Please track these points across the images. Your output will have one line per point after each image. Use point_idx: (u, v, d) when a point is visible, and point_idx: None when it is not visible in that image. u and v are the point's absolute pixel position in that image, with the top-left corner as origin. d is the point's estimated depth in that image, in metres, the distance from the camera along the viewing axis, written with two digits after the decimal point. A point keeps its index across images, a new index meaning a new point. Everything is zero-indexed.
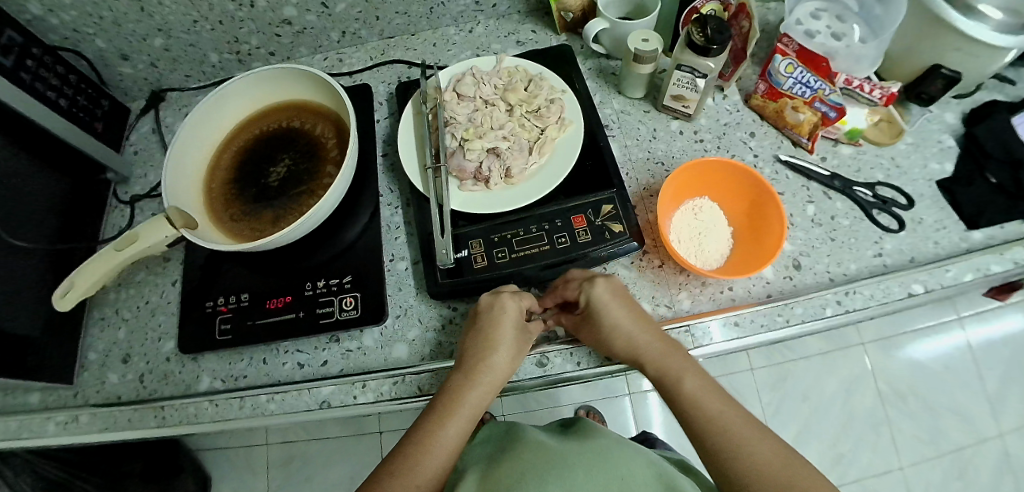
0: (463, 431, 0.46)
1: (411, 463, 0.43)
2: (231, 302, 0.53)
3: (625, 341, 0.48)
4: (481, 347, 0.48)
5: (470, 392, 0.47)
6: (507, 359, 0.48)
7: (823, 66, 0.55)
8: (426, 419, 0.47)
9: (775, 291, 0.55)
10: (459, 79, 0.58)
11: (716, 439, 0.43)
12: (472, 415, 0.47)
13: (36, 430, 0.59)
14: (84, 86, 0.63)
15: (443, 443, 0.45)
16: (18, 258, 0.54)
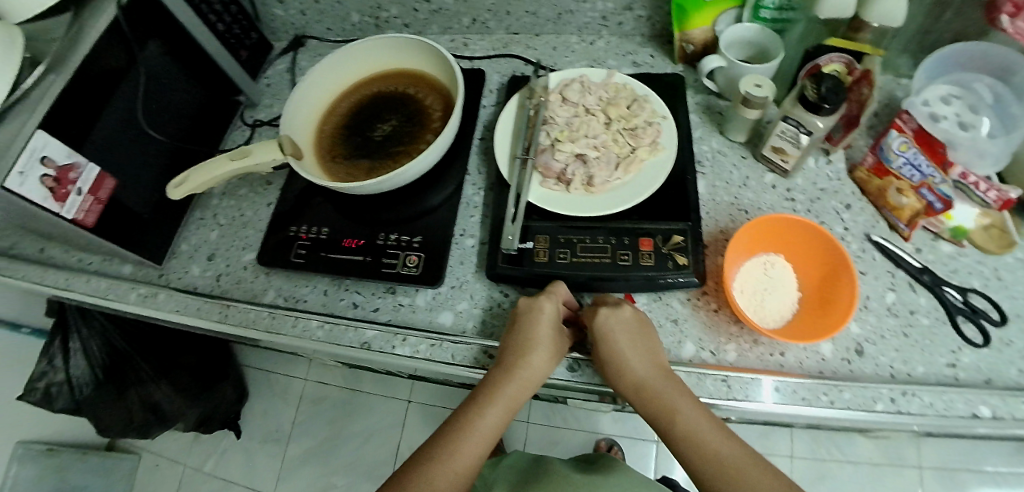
0: (500, 422, 0.48)
1: (451, 448, 0.46)
2: (312, 233, 0.59)
3: (622, 372, 0.48)
4: (520, 343, 0.49)
5: (510, 384, 0.48)
6: (545, 358, 0.49)
7: (939, 153, 0.51)
8: (467, 408, 0.49)
9: (829, 369, 0.53)
10: (567, 84, 0.60)
11: (717, 481, 0.43)
12: (510, 406, 0.49)
13: (120, 295, 0.67)
14: (240, 17, 0.71)
15: (482, 432, 0.47)
16: (149, 146, 0.64)
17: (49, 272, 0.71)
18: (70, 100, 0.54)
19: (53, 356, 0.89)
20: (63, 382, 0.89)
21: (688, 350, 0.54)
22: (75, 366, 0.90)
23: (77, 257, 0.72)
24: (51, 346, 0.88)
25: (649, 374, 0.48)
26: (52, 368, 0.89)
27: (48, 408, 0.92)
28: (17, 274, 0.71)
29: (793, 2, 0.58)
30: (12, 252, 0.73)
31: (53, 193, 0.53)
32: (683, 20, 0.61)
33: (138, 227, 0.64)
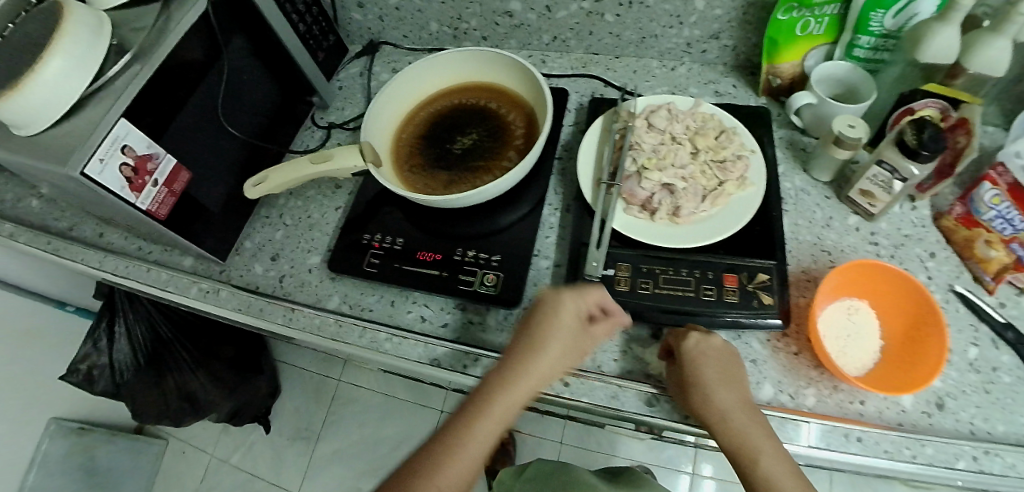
0: (489, 438, 0.43)
1: (432, 464, 0.42)
2: (385, 242, 0.58)
3: (708, 404, 0.46)
4: (548, 341, 0.46)
5: (501, 393, 0.44)
6: (558, 353, 0.45)
7: None
8: (454, 421, 0.44)
9: (909, 421, 0.51)
10: (653, 110, 0.59)
11: None
12: (500, 419, 0.44)
13: (179, 288, 0.66)
14: (321, 19, 0.71)
15: (469, 448, 0.42)
16: (225, 142, 0.63)
17: (107, 258, 0.70)
18: (157, 90, 0.54)
19: (97, 338, 0.92)
20: (106, 364, 0.92)
21: (768, 392, 0.52)
22: (119, 349, 0.93)
23: (137, 245, 0.72)
24: (94, 328, 0.91)
25: (727, 399, 0.46)
26: (97, 350, 0.92)
27: (90, 390, 0.94)
28: (77, 257, 0.71)
29: (890, 43, 0.57)
30: (73, 234, 0.74)
31: (128, 181, 0.54)
32: (774, 53, 0.60)
33: (207, 221, 0.63)
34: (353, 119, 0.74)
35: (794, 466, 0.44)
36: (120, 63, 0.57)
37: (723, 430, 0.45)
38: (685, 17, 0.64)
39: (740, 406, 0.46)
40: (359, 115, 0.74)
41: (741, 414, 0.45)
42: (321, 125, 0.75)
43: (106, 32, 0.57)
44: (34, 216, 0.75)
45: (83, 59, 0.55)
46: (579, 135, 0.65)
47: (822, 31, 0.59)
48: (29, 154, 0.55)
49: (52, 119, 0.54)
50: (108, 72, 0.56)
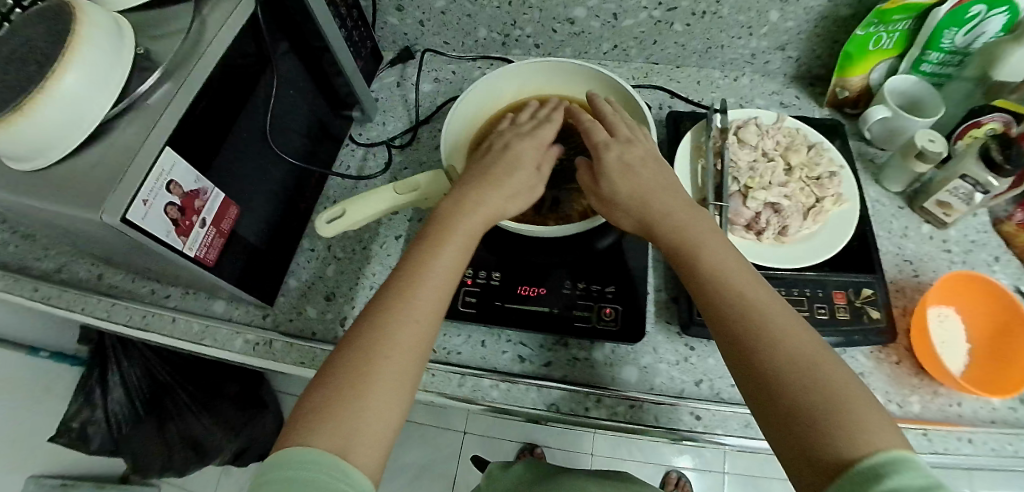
0: (454, 266, 0.43)
1: (408, 292, 0.41)
2: (480, 278, 0.53)
3: (682, 234, 0.45)
4: (512, 186, 0.49)
5: (458, 220, 0.45)
6: (501, 201, 0.48)
7: None
8: (415, 250, 0.44)
9: (1000, 418, 0.53)
10: (741, 125, 0.58)
11: (780, 364, 0.36)
12: (460, 246, 0.44)
13: (219, 340, 0.59)
14: (359, 23, 0.65)
15: (433, 273, 0.42)
16: (274, 170, 0.56)
17: (115, 305, 0.62)
18: (204, 108, 0.46)
19: (90, 390, 0.92)
20: (102, 418, 0.91)
21: None
22: (112, 397, 0.92)
23: (150, 289, 0.63)
24: (87, 380, 0.92)
25: (745, 278, 0.41)
26: (88, 405, 0.92)
27: (85, 451, 0.92)
28: (77, 306, 0.63)
29: (956, 59, 0.58)
30: (77, 278, 0.65)
31: (175, 224, 0.45)
32: (846, 67, 0.61)
33: (256, 262, 0.55)
34: (399, 135, 0.68)
35: (786, 306, 0.40)
36: (149, 81, 0.46)
37: (755, 316, 0.39)
38: (756, 28, 0.63)
39: (719, 266, 0.42)
40: (406, 130, 0.68)
41: (748, 285, 0.41)
42: (361, 143, 0.69)
43: (130, 43, 0.47)
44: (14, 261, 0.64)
45: (104, 77, 0.44)
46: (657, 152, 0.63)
47: (891, 45, 0.60)
48: (34, 195, 0.43)
49: (60, 151, 0.43)
50: (137, 89, 0.46)
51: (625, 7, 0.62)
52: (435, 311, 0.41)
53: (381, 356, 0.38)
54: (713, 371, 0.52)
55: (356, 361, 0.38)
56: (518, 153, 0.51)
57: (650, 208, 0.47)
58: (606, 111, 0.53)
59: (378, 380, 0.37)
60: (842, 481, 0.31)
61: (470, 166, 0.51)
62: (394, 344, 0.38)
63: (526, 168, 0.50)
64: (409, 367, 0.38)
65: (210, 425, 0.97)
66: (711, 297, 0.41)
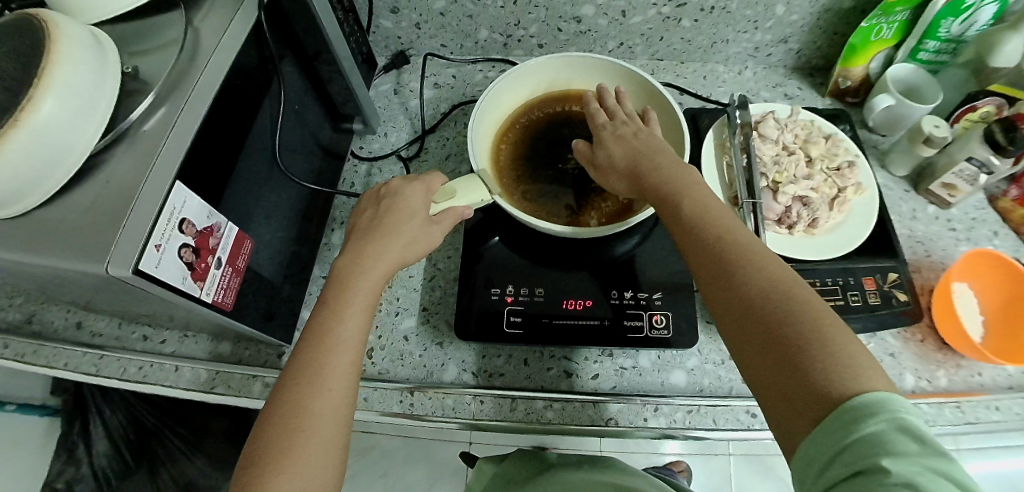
0: (361, 328, 0.41)
1: (312, 362, 0.38)
2: (522, 295, 0.52)
3: (696, 198, 0.41)
4: (402, 232, 0.45)
5: (362, 274, 0.43)
6: (402, 244, 0.45)
7: None
8: (319, 314, 0.41)
9: (1019, 383, 0.55)
10: (760, 120, 0.59)
11: (794, 323, 0.33)
12: (368, 301, 0.42)
13: (234, 386, 0.54)
14: (355, 29, 0.61)
15: (342, 338, 0.40)
16: (284, 196, 0.53)
17: (104, 357, 0.56)
18: (213, 130, 0.42)
19: (73, 446, 0.89)
20: (87, 474, 0.88)
21: (910, 381, 0.55)
22: (96, 450, 0.89)
23: (142, 335, 0.57)
24: (68, 435, 0.90)
25: (733, 224, 0.40)
26: (72, 462, 0.89)
27: None
28: (58, 362, 0.56)
29: (950, 47, 0.61)
30: (58, 331, 0.58)
31: (190, 268, 0.40)
32: (849, 59, 0.63)
33: (271, 299, 0.51)
34: (404, 145, 0.64)
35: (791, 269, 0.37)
36: (141, 106, 0.39)
37: (749, 255, 0.37)
38: (761, 21, 0.63)
39: (702, 211, 0.40)
40: (413, 140, 0.65)
41: (736, 232, 0.39)
42: (365, 157, 0.65)
43: (114, 62, 0.39)
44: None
45: (90, 105, 0.37)
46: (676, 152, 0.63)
47: (891, 35, 0.61)
48: None
49: (43, 195, 0.35)
50: (126, 117, 0.38)
51: (634, 3, 0.61)
52: (359, 345, 0.41)
53: (317, 391, 0.38)
54: None
55: (291, 399, 0.37)
56: (406, 201, 0.47)
57: (641, 164, 0.46)
58: (610, 103, 0.53)
59: (317, 415, 0.37)
60: (828, 421, 0.30)
61: (362, 218, 0.48)
62: (327, 381, 0.38)
63: (418, 215, 0.46)
64: (344, 398, 0.38)
65: (205, 466, 0.90)
66: (694, 240, 0.40)
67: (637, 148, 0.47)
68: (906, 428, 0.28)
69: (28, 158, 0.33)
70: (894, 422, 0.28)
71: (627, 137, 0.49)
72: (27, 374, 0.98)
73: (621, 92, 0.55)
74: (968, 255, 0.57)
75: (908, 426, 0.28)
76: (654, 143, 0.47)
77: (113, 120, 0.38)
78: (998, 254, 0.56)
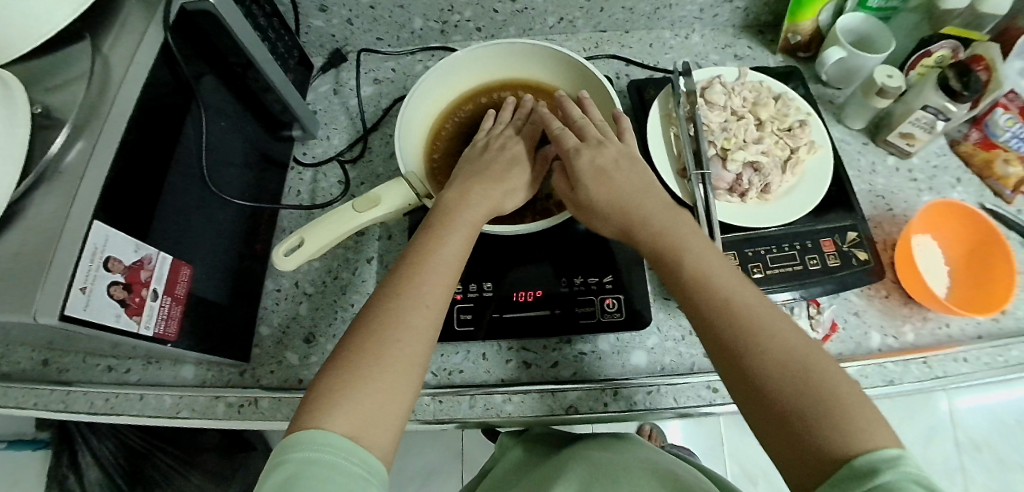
0: (430, 315, 0.40)
1: (382, 333, 0.38)
2: (470, 291, 0.51)
3: (695, 254, 0.41)
4: (511, 184, 0.48)
5: (438, 253, 0.42)
6: (465, 241, 0.44)
7: None
8: (390, 287, 0.41)
9: (984, 332, 0.55)
10: (707, 86, 0.57)
11: (805, 388, 0.33)
12: (439, 288, 0.41)
13: (197, 410, 0.52)
14: (282, 33, 0.59)
15: (412, 317, 0.39)
16: (220, 213, 0.51)
17: (71, 393, 0.54)
18: (133, 155, 0.41)
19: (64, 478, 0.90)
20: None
21: (876, 339, 0.54)
22: (88, 479, 0.89)
23: (107, 366, 0.55)
24: (58, 469, 0.90)
25: (731, 277, 0.39)
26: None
27: None
28: (15, 402, 0.54)
29: None
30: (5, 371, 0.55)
31: (125, 305, 0.39)
32: (796, 13, 0.60)
33: (221, 320, 0.51)
34: (348, 148, 0.63)
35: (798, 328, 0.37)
36: (58, 140, 0.37)
37: (752, 315, 0.37)
38: None
39: (705, 272, 0.40)
40: (356, 141, 0.63)
41: (734, 287, 0.39)
42: (309, 163, 0.63)
43: (21, 95, 0.37)
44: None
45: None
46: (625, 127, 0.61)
47: None
48: None
49: None
50: (43, 154, 0.36)
51: None
52: (429, 331, 0.39)
53: (386, 346, 0.37)
54: None
55: (361, 351, 0.37)
56: (514, 152, 0.50)
57: (631, 219, 0.44)
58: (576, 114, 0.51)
59: (382, 372, 0.37)
60: (839, 475, 0.30)
61: (463, 165, 0.50)
62: (400, 336, 0.38)
63: (524, 165, 0.50)
64: (416, 358, 0.38)
65: (201, 482, 0.91)
66: (694, 305, 0.39)
67: (620, 186, 0.45)
68: (916, 479, 0.29)
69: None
70: (907, 474, 0.29)
71: (606, 183, 0.45)
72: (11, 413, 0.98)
73: (583, 96, 0.53)
74: (925, 208, 0.56)
75: (918, 479, 0.29)
76: (646, 186, 0.46)
77: (29, 159, 0.36)
78: (955, 202, 0.55)
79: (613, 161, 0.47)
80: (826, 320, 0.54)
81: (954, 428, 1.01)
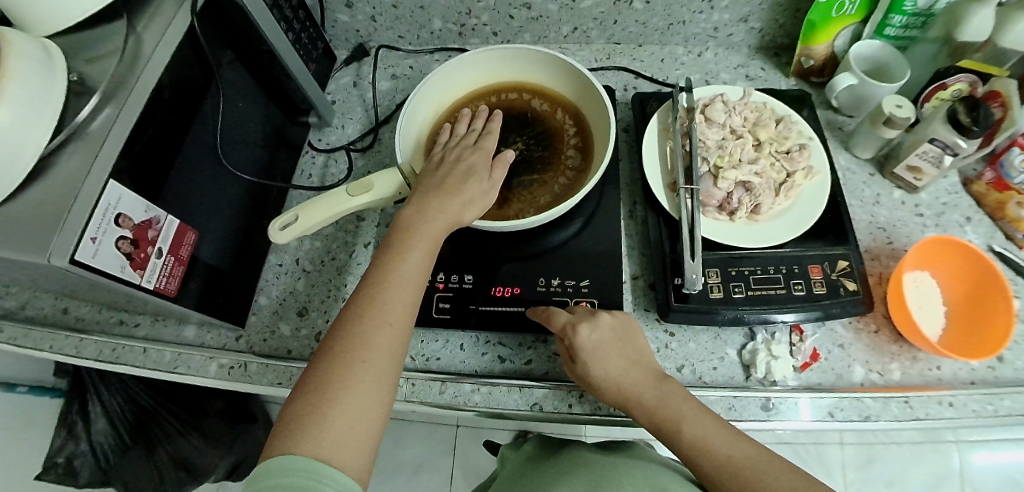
0: (386, 339, 0.41)
1: (341, 359, 0.40)
2: (451, 282, 0.53)
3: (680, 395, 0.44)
4: (468, 195, 0.49)
5: (392, 276, 0.44)
6: (423, 260, 0.45)
7: None
8: (347, 316, 0.42)
9: (979, 378, 0.53)
10: (707, 103, 0.57)
11: None
12: (393, 311, 0.42)
13: (192, 367, 0.56)
14: (308, 25, 0.63)
15: (370, 343, 0.41)
16: (228, 186, 0.55)
17: (83, 340, 0.58)
18: (151, 127, 0.45)
19: (72, 423, 0.96)
20: (87, 451, 0.94)
21: (858, 373, 0.53)
22: (96, 427, 0.95)
23: (119, 319, 0.59)
24: (68, 415, 0.96)
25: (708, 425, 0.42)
26: (71, 440, 0.95)
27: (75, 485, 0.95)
28: (28, 342, 0.58)
29: (919, 21, 0.59)
30: (27, 312, 0.60)
31: (130, 259, 0.43)
32: (810, 36, 0.61)
33: (220, 287, 0.55)
34: (359, 138, 0.66)
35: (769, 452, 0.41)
36: (87, 107, 0.41)
37: (732, 455, 0.41)
38: (717, 1, 0.62)
39: (702, 438, 0.42)
40: (367, 132, 0.67)
41: (716, 435, 0.42)
42: (321, 149, 0.67)
43: (62, 61, 0.41)
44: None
45: (38, 109, 0.39)
46: (625, 137, 0.63)
47: (853, 10, 0.60)
48: None
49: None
50: (74, 118, 0.40)
51: None
52: (389, 353, 0.41)
53: (350, 371, 0.39)
54: (694, 356, 0.53)
55: (327, 382, 0.39)
56: (469, 164, 0.51)
57: (630, 402, 0.44)
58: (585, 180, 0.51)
59: (351, 395, 0.39)
60: None
61: (424, 177, 0.51)
62: (365, 359, 0.40)
63: (479, 176, 0.50)
64: (382, 378, 0.40)
65: (200, 444, 0.96)
66: (689, 456, 0.42)
67: (619, 393, 0.45)
68: None
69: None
70: None
71: (601, 377, 0.45)
72: (40, 359, 1.06)
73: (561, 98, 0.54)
74: (915, 245, 0.55)
75: None
76: (632, 350, 0.46)
77: (63, 121, 0.40)
78: (948, 239, 0.54)
79: (596, 332, 0.46)
80: (806, 348, 0.52)
81: (963, 482, 0.96)
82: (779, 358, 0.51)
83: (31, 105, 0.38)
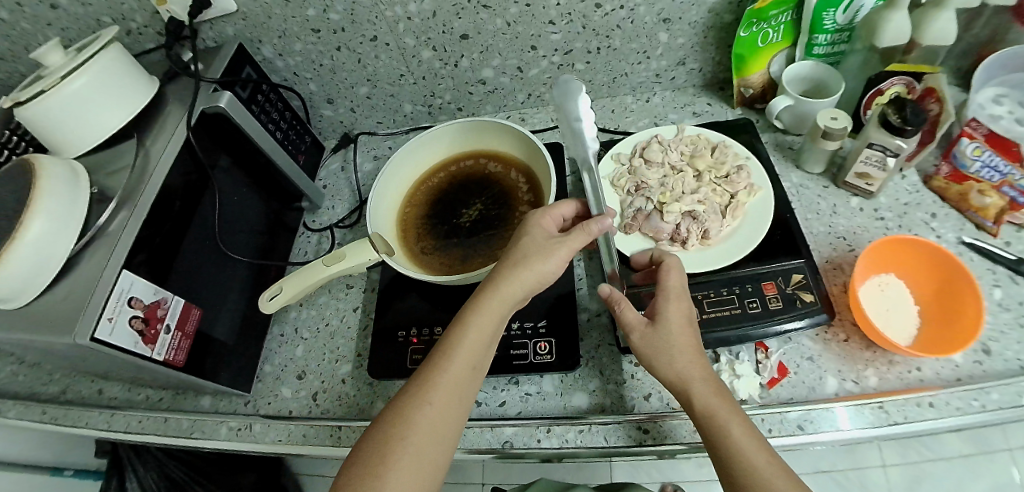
0: (434, 422, 0.43)
1: (389, 439, 0.42)
2: (423, 334, 0.60)
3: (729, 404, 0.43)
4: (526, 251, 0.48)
5: (454, 355, 0.45)
6: (478, 340, 0.46)
7: (1011, 150, 0.51)
8: (405, 393, 0.45)
9: (965, 375, 0.51)
10: (645, 146, 0.63)
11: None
12: (449, 393, 0.44)
13: (205, 432, 0.62)
14: (295, 122, 0.73)
15: (419, 423, 0.43)
16: (227, 270, 0.62)
17: (114, 415, 0.65)
18: (160, 222, 0.53)
19: None
20: None
21: (832, 384, 0.52)
22: None
23: (146, 395, 0.67)
24: None
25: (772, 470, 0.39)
26: None
27: None
28: (69, 421, 0.66)
29: (844, 36, 0.61)
30: (69, 395, 0.68)
31: (142, 334, 0.49)
32: (742, 67, 0.65)
33: (224, 358, 0.61)
34: (347, 214, 0.75)
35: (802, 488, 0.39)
36: (106, 212, 0.50)
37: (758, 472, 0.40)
38: (651, 51, 0.67)
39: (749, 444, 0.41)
40: (353, 209, 0.75)
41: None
42: (315, 228, 0.76)
43: (84, 173, 0.52)
44: (23, 389, 0.70)
45: (68, 217, 0.48)
46: (581, 184, 0.68)
47: (780, 38, 0.63)
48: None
49: (38, 288, 0.46)
50: (95, 222, 0.50)
51: (525, 59, 0.68)
52: (435, 434, 0.43)
53: (400, 451, 0.42)
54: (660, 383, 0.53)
55: (378, 457, 0.42)
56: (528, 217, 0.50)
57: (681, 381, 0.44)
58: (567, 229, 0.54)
59: (400, 475, 0.41)
60: None
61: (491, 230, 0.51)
62: (414, 439, 0.42)
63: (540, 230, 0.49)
64: (430, 460, 0.42)
65: None
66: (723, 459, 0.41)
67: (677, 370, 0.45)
68: None
69: (26, 263, 0.45)
70: None
71: (662, 343, 0.46)
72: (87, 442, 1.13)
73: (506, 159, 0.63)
74: (865, 251, 0.55)
75: None
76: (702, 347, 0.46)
77: (87, 225, 0.49)
78: (899, 238, 0.55)
79: (679, 333, 0.46)
80: (772, 363, 0.54)
81: None
82: (741, 377, 0.53)
83: (58, 211, 0.48)
